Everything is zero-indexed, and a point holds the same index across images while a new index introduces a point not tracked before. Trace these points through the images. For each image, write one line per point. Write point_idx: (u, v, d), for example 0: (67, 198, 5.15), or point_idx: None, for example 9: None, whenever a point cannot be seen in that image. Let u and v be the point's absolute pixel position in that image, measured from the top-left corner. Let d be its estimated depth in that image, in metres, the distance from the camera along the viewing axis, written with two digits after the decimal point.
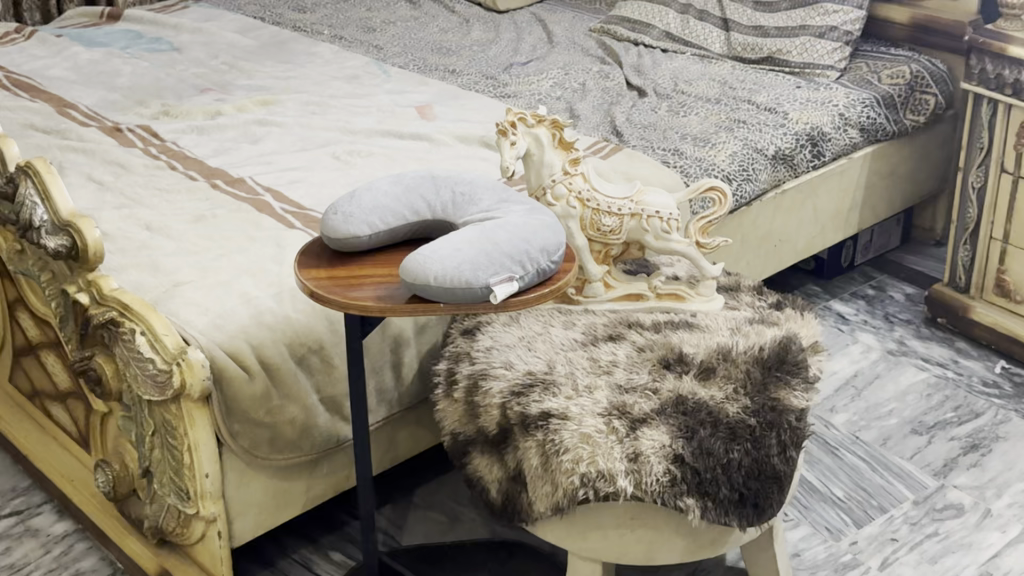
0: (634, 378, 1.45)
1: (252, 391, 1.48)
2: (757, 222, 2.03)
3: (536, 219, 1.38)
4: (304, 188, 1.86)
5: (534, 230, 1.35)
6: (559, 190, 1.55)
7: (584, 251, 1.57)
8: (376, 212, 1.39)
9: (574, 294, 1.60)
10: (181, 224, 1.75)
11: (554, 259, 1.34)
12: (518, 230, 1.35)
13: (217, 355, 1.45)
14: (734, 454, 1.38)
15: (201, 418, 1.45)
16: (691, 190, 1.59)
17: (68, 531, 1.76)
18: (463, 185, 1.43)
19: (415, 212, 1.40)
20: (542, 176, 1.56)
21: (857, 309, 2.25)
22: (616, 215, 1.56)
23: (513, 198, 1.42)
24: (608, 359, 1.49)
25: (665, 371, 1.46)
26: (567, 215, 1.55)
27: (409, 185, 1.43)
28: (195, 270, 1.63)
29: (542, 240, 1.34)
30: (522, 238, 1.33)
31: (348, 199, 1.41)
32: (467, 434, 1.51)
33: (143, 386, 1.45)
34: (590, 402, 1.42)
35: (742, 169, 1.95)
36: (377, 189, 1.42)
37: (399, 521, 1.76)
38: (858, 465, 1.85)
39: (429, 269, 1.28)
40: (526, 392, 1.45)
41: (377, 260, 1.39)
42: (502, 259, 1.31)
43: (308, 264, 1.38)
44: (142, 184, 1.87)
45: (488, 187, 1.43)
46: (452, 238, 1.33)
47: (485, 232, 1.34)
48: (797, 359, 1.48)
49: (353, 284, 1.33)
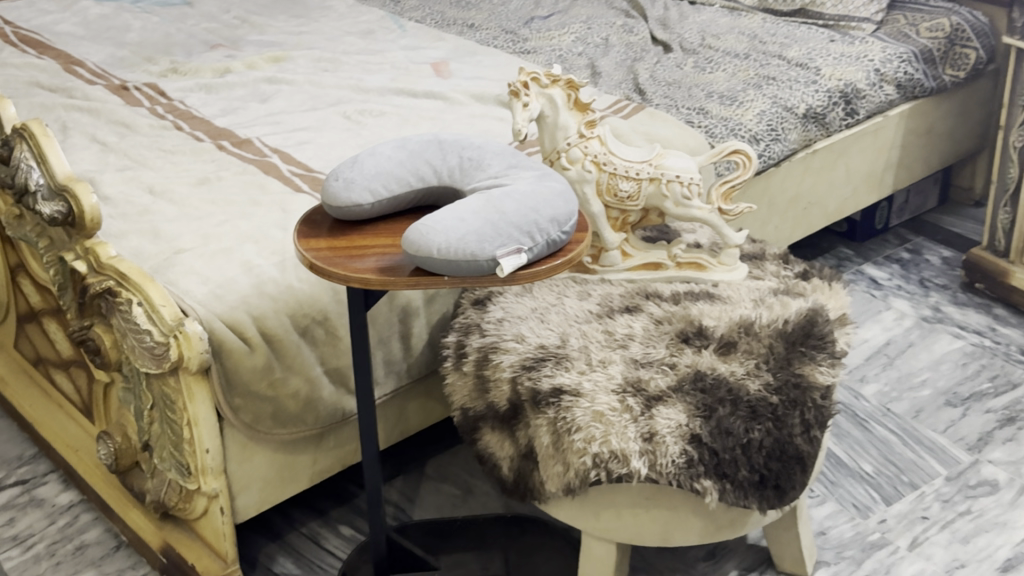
0: (651, 353, 1.39)
1: (254, 364, 1.42)
2: (786, 184, 1.94)
3: (547, 185, 1.31)
4: (312, 150, 1.79)
5: (544, 199, 1.28)
6: (574, 153, 1.48)
7: (600, 219, 1.50)
8: (379, 178, 1.32)
9: (590, 262, 1.53)
10: (185, 188, 1.69)
11: (565, 229, 1.27)
12: (527, 199, 1.28)
13: (216, 327, 1.40)
14: (754, 434, 1.31)
15: (201, 391, 1.39)
16: (713, 153, 1.51)
17: (74, 502, 1.73)
18: (471, 149, 1.36)
19: (421, 178, 1.33)
20: (556, 139, 1.48)
21: (891, 274, 2.17)
22: (634, 179, 1.48)
23: (525, 163, 1.35)
24: (624, 332, 1.42)
25: (683, 345, 1.40)
26: (583, 179, 1.48)
27: (414, 149, 1.36)
28: (198, 237, 1.57)
29: (553, 210, 1.27)
30: (530, 207, 1.27)
31: (351, 164, 1.35)
32: (477, 409, 1.45)
33: (140, 358, 1.40)
34: (604, 378, 1.36)
35: (771, 129, 1.87)
36: (381, 154, 1.35)
37: (411, 494, 1.71)
38: (888, 439, 1.78)
39: (432, 241, 1.22)
40: (537, 366, 1.39)
41: (381, 229, 1.32)
42: (509, 230, 1.24)
43: (308, 233, 1.32)
44: (147, 145, 1.82)
45: (497, 151, 1.36)
46: (456, 208, 1.26)
47: (491, 200, 1.27)
48: (823, 333, 1.40)
49: (355, 255, 1.27)
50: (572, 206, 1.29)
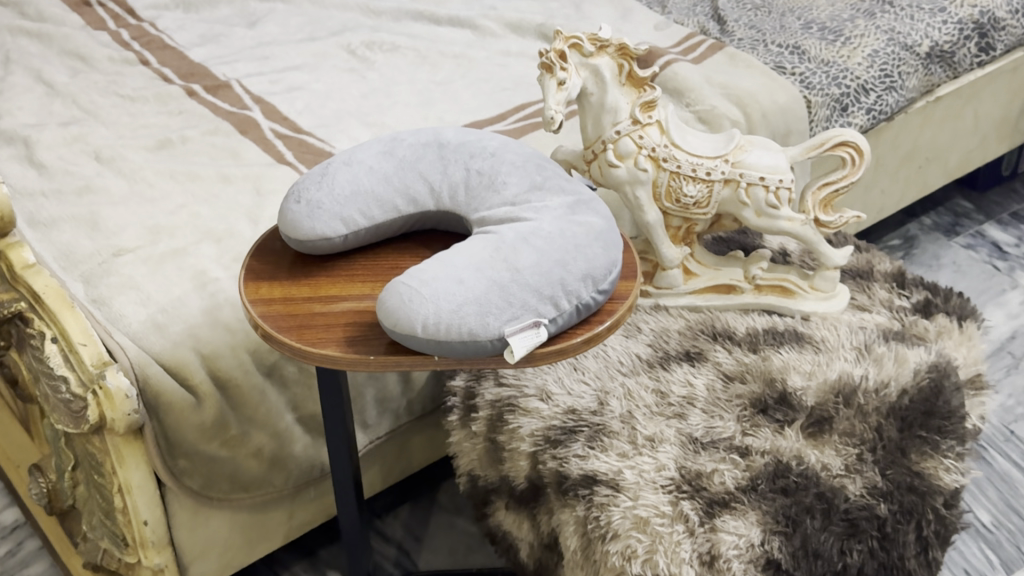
0: (716, 429, 1.05)
1: (204, 418, 1.11)
2: (898, 140, 1.56)
3: (581, 221, 0.95)
4: (304, 99, 1.44)
5: (575, 242, 0.93)
6: (625, 146, 1.12)
7: (656, 229, 1.14)
8: (354, 200, 0.98)
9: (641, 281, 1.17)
10: (141, 153, 1.35)
11: (602, 288, 0.92)
12: (551, 245, 0.92)
13: (151, 374, 1.08)
14: (853, 558, 0.97)
15: (135, 455, 1.08)
16: (810, 146, 1.14)
17: (19, 523, 1.45)
18: (481, 156, 1.00)
19: (411, 200, 0.99)
20: (602, 125, 1.13)
21: (1018, 238, 1.79)
22: (703, 180, 1.12)
23: (554, 180, 0.99)
24: (682, 394, 1.08)
25: (760, 420, 1.05)
26: (635, 180, 1.13)
27: (406, 154, 1.01)
28: (146, 230, 1.24)
29: (586, 260, 0.92)
30: (556, 258, 0.91)
31: (320, 176, 1.00)
32: (490, 479, 1.13)
33: (56, 413, 1.09)
34: (652, 468, 1.02)
35: (884, 74, 1.48)
36: (361, 161, 1.00)
37: (417, 532, 1.41)
38: (1010, 476, 1.43)
39: (417, 314, 0.87)
40: (565, 441, 1.06)
41: (356, 271, 0.98)
42: (524, 295, 0.89)
43: (259, 274, 0.98)
44: (101, 87, 1.47)
45: (516, 160, 1.00)
46: (452, 258, 0.91)
47: (502, 246, 0.92)
48: (951, 407, 1.06)
49: (317, 315, 0.94)
50: (615, 252, 0.94)
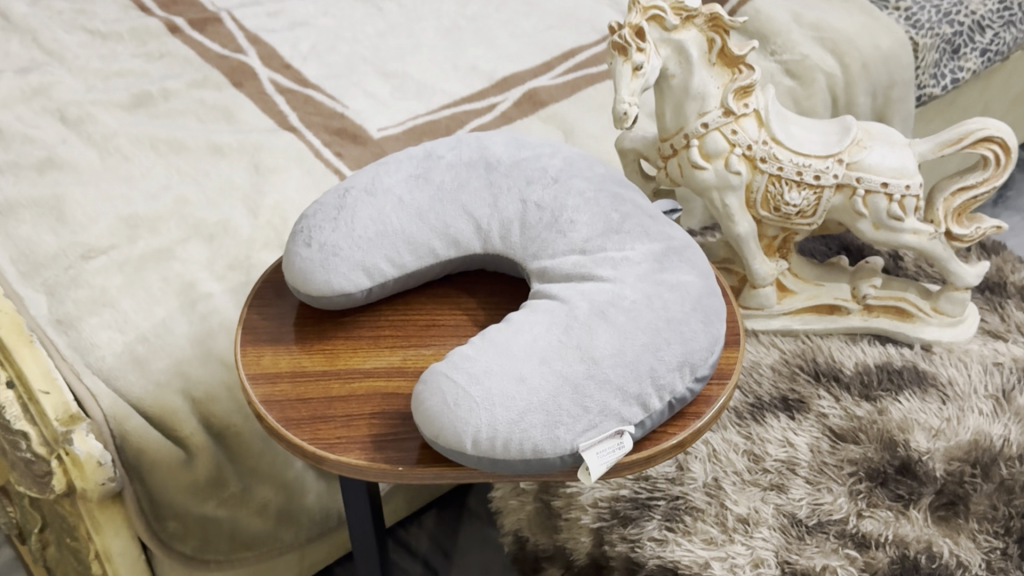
0: (825, 507, 0.85)
1: (197, 472, 0.91)
2: (1011, 82, 1.36)
3: (672, 281, 0.73)
4: (313, 35, 1.24)
5: (667, 313, 0.71)
6: (713, 143, 0.89)
7: (748, 243, 0.92)
8: (378, 244, 0.76)
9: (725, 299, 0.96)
10: (115, 112, 1.12)
11: (700, 375, 0.71)
12: (636, 320, 0.71)
13: (132, 428, 0.87)
14: None
15: (112, 521, 0.90)
16: (944, 142, 0.91)
17: None
18: (541, 182, 0.78)
19: (452, 242, 0.77)
20: (685, 115, 0.90)
21: None
22: (808, 187, 0.90)
23: (635, 218, 0.77)
24: (780, 458, 0.88)
25: (879, 496, 0.86)
26: (726, 185, 0.90)
27: (443, 179, 0.78)
28: (120, 222, 1.02)
29: (682, 342, 0.71)
30: (643, 341, 0.70)
31: (334, 208, 0.78)
32: (543, 547, 0.95)
33: (16, 473, 0.90)
34: (747, 563, 0.82)
35: (1004, 6, 1.26)
36: (386, 188, 0.78)
37: (446, 545, 1.23)
38: None
39: (466, 428, 0.67)
40: (639, 517, 0.86)
41: (382, 332, 0.78)
42: (603, 395, 0.68)
43: (259, 340, 0.77)
44: (67, 22, 1.25)
45: (585, 189, 0.78)
46: (507, 341, 0.70)
47: (572, 325, 0.70)
48: None
49: (336, 402, 0.73)
50: (717, 324, 0.73)
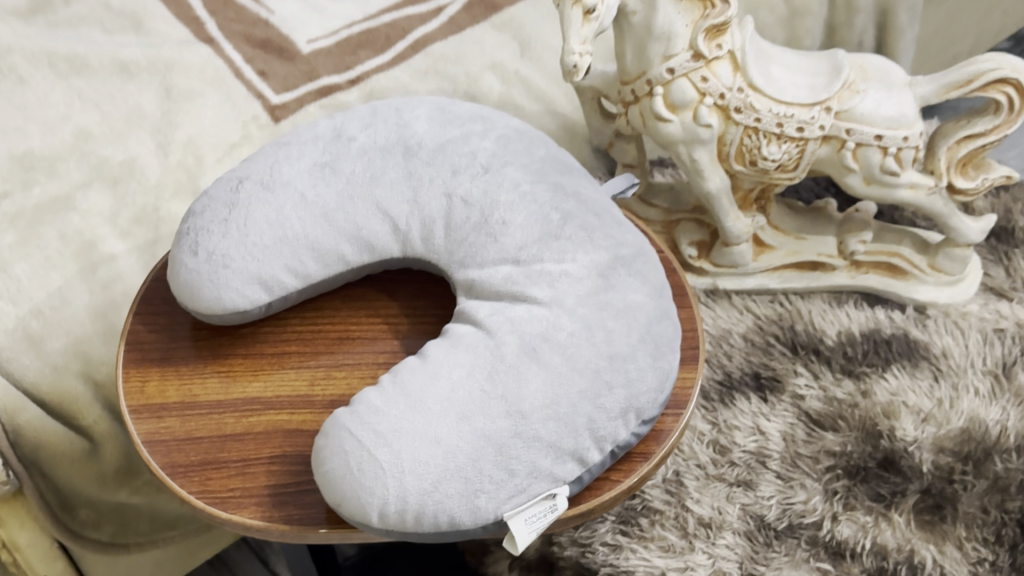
0: (798, 507, 0.77)
1: (103, 461, 0.83)
2: None
3: (618, 304, 0.62)
4: None
5: (610, 348, 0.61)
6: (680, 93, 0.77)
7: (720, 200, 0.81)
8: (277, 253, 0.65)
9: (696, 255, 0.90)
10: (9, 20, 0.99)
11: (645, 418, 0.61)
12: (574, 360, 0.60)
13: (26, 421, 0.77)
14: None
15: (16, 514, 0.82)
16: (949, 86, 0.78)
17: None
18: (470, 172, 0.66)
19: (365, 246, 0.66)
20: (647, 59, 0.76)
21: None
22: (791, 139, 0.78)
23: (577, 218, 0.65)
24: (750, 451, 0.81)
25: (856, 496, 0.79)
26: (696, 138, 0.78)
27: (354, 168, 0.66)
28: (13, 161, 0.88)
29: (627, 383, 0.60)
30: (579, 387, 0.60)
31: (226, 206, 0.66)
32: None
33: None
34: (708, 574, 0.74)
35: None
36: (287, 180, 0.66)
37: None
38: None
39: (370, 500, 0.56)
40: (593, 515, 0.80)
41: (286, 348, 0.67)
42: (532, 455, 0.58)
43: (146, 360, 0.67)
44: None
45: (521, 180, 0.66)
46: (421, 389, 0.59)
47: (498, 368, 0.60)
48: None
49: (230, 443, 0.63)
50: (670, 355, 0.62)
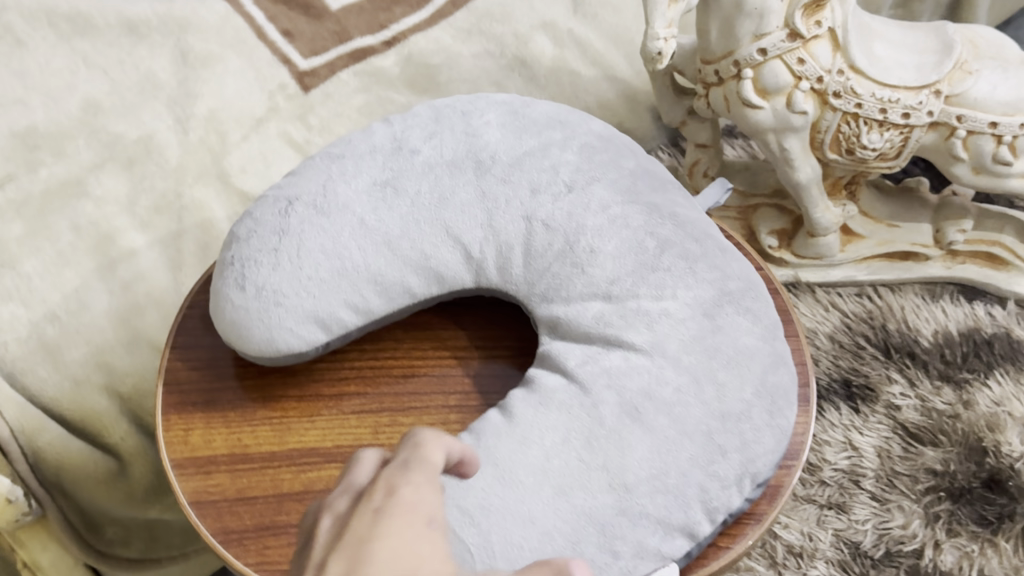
0: (893, 520, 0.73)
1: (131, 480, 0.75)
2: None
3: (729, 352, 0.55)
4: None
5: (722, 406, 0.54)
6: (772, 78, 0.68)
7: (809, 191, 0.73)
8: (334, 287, 0.57)
9: (778, 247, 0.83)
10: None
11: (760, 481, 0.54)
12: (682, 423, 0.53)
13: (46, 443, 0.68)
14: None
15: (37, 539, 0.73)
16: None
17: None
18: (550, 191, 0.58)
19: (433, 278, 0.58)
20: (737, 38, 0.67)
21: None
22: (894, 127, 0.70)
23: (676, 246, 0.57)
24: (841, 442, 0.77)
25: (955, 532, 0.72)
26: (787, 126, 0.70)
27: (419, 188, 0.58)
28: (15, 139, 0.78)
29: (743, 446, 0.53)
30: (689, 454, 0.52)
31: (275, 233, 0.57)
32: None
33: None
34: None
35: None
36: (343, 202, 0.58)
37: None
38: None
39: None
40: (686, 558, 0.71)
41: (346, 388, 0.60)
42: (638, 532, 0.51)
43: (187, 405, 0.59)
44: None
45: (610, 202, 0.58)
46: (510, 458, 0.52)
47: (597, 434, 0.52)
48: None
49: (289, 503, 0.56)
50: (786, 407, 0.55)
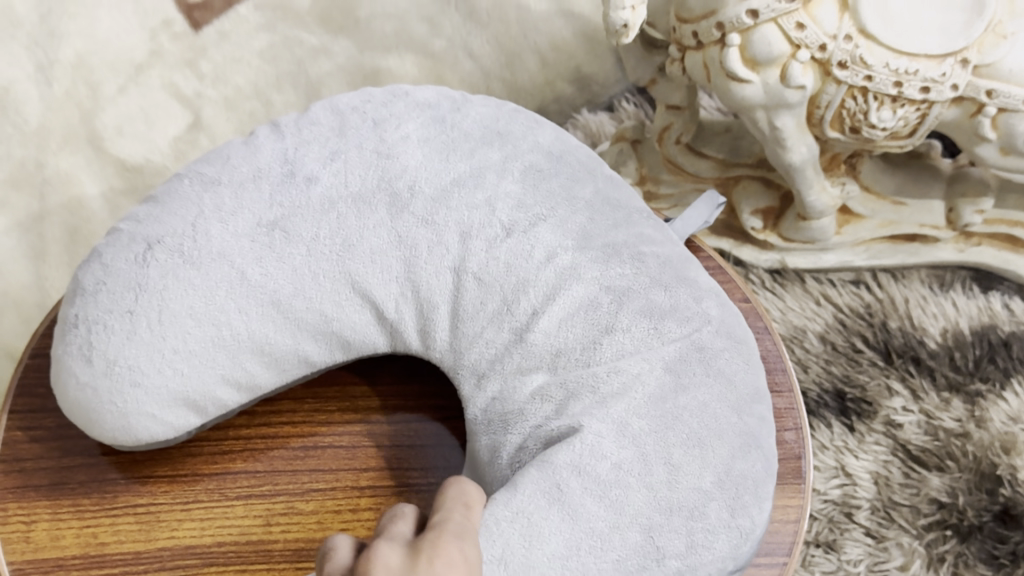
0: (887, 558, 0.63)
1: None
2: None
3: (691, 425, 0.42)
4: None
5: (671, 495, 0.40)
6: (764, 49, 0.54)
7: (801, 173, 0.61)
8: (209, 360, 0.43)
9: (760, 228, 0.69)
10: None
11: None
12: (618, 512, 0.40)
13: None
14: None
15: None
16: None
17: None
18: (484, 236, 0.45)
19: (338, 343, 0.46)
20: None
21: None
22: (910, 102, 0.57)
23: (638, 296, 0.45)
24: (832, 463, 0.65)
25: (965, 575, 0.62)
26: (780, 101, 0.57)
27: (317, 232, 0.44)
28: None
29: (687, 552, 0.40)
30: (618, 556, 0.39)
31: (127, 287, 0.43)
32: None
33: None
34: None
35: None
36: (216, 249, 0.43)
37: None
38: None
39: None
40: None
41: (231, 466, 0.47)
42: None
43: (30, 489, 0.46)
44: None
45: (558, 248, 0.45)
46: None
47: (498, 517, 0.39)
48: None
49: None
50: (750, 507, 0.42)
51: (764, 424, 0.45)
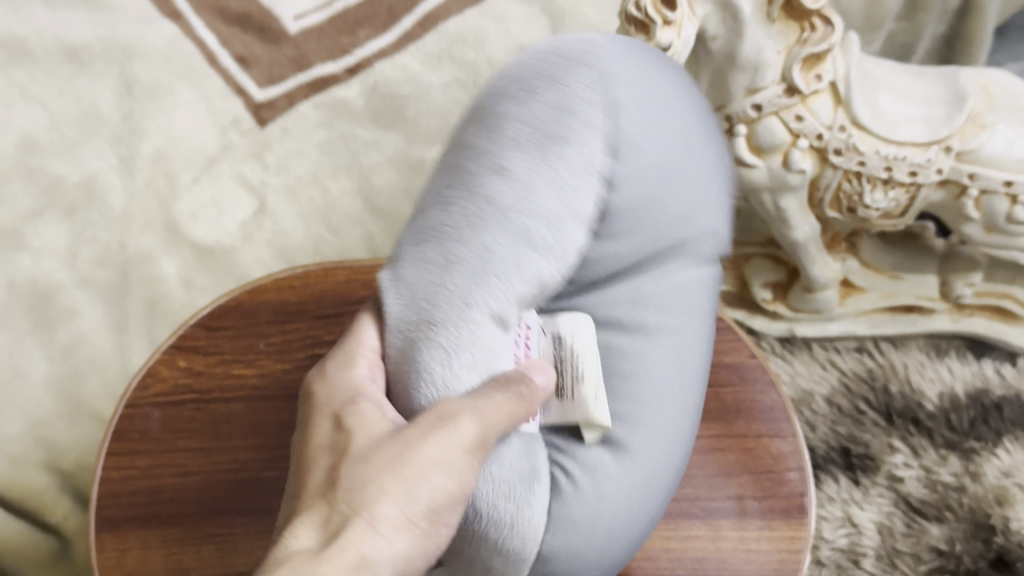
0: None
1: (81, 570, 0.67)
2: None
3: (497, 142, 0.36)
4: None
5: (506, 192, 0.35)
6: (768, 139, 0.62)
7: (805, 248, 0.69)
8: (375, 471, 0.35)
9: (769, 299, 0.76)
10: None
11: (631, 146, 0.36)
12: (462, 249, 0.35)
13: None
14: None
15: None
16: None
17: None
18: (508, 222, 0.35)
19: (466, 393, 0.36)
20: (726, 95, 0.61)
21: None
22: (900, 185, 0.64)
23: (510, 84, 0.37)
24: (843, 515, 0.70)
25: None
26: (783, 184, 0.64)
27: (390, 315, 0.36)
28: None
29: (552, 197, 0.35)
30: (481, 258, 0.35)
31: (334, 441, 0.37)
32: None
33: None
34: None
35: None
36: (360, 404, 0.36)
37: None
38: None
39: None
40: None
41: None
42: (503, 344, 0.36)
43: (123, 520, 0.52)
44: None
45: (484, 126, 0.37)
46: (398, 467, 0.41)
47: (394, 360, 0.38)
48: None
49: None
50: (590, 122, 0.35)
51: (590, 55, 0.37)
